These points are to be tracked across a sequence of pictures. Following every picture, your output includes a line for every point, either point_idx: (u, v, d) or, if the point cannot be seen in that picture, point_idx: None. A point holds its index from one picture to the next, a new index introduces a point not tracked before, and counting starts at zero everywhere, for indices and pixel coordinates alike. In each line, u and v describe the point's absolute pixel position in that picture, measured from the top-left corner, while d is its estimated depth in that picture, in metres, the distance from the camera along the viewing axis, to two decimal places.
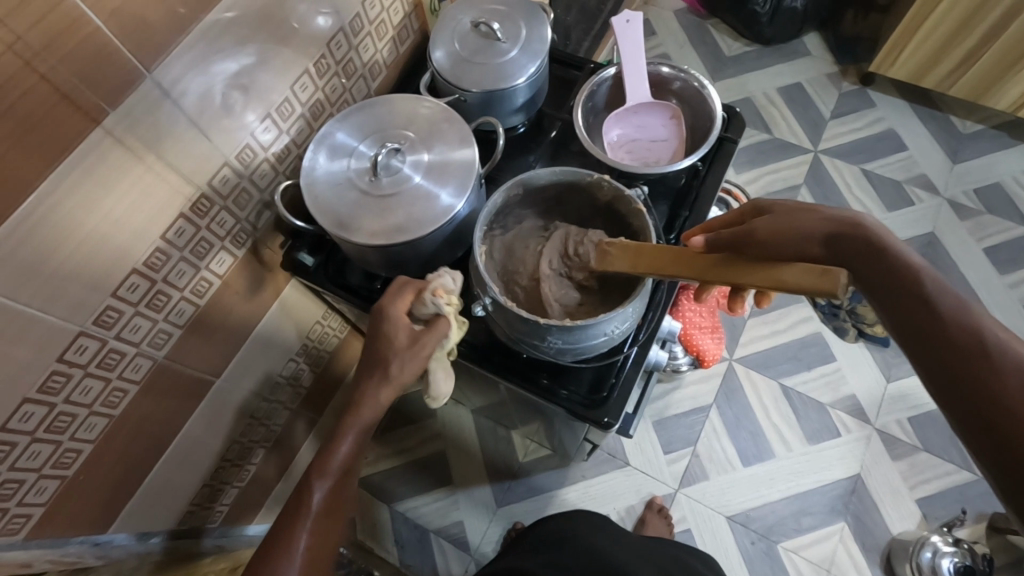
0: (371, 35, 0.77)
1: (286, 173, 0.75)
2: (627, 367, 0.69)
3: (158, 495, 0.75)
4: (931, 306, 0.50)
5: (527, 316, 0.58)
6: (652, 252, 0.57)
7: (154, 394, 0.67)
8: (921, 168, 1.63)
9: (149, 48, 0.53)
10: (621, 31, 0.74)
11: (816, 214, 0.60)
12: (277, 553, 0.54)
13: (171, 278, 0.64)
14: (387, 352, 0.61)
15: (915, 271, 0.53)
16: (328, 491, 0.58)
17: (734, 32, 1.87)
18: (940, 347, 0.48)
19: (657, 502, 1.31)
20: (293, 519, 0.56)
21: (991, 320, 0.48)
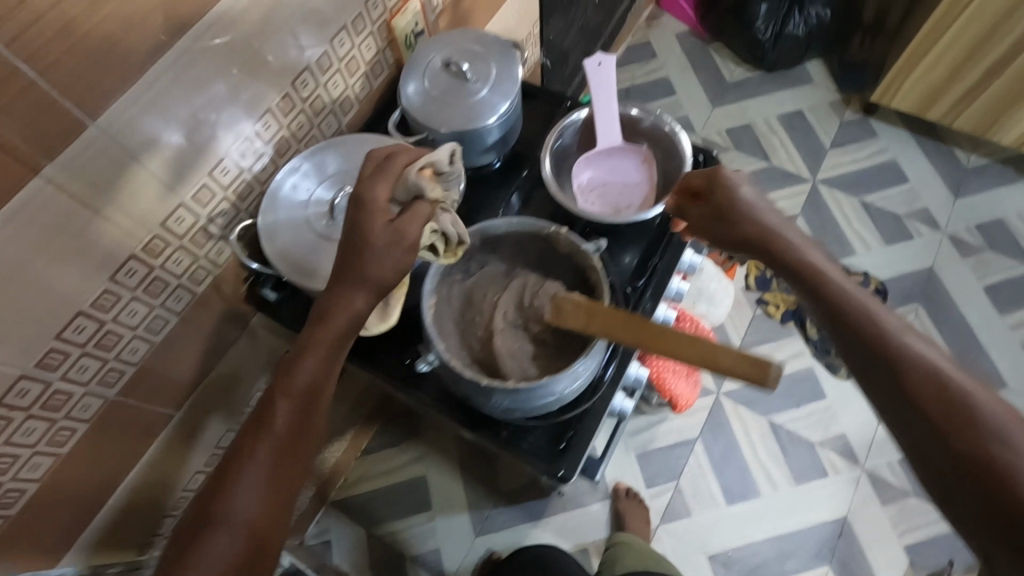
0: (341, 71, 0.75)
1: (249, 210, 0.74)
2: (588, 419, 0.67)
3: (118, 518, 0.73)
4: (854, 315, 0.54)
5: (470, 375, 0.57)
6: (602, 314, 0.54)
7: (107, 429, 0.66)
8: (923, 202, 1.59)
9: (94, 95, 0.52)
10: (593, 74, 0.73)
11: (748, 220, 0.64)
12: (230, 475, 0.49)
13: (123, 317, 0.63)
14: (361, 248, 0.55)
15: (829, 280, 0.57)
16: (291, 411, 0.53)
17: (736, 57, 1.85)
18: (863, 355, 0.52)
19: (621, 488, 1.34)
20: (251, 439, 0.51)
21: (900, 328, 0.52)
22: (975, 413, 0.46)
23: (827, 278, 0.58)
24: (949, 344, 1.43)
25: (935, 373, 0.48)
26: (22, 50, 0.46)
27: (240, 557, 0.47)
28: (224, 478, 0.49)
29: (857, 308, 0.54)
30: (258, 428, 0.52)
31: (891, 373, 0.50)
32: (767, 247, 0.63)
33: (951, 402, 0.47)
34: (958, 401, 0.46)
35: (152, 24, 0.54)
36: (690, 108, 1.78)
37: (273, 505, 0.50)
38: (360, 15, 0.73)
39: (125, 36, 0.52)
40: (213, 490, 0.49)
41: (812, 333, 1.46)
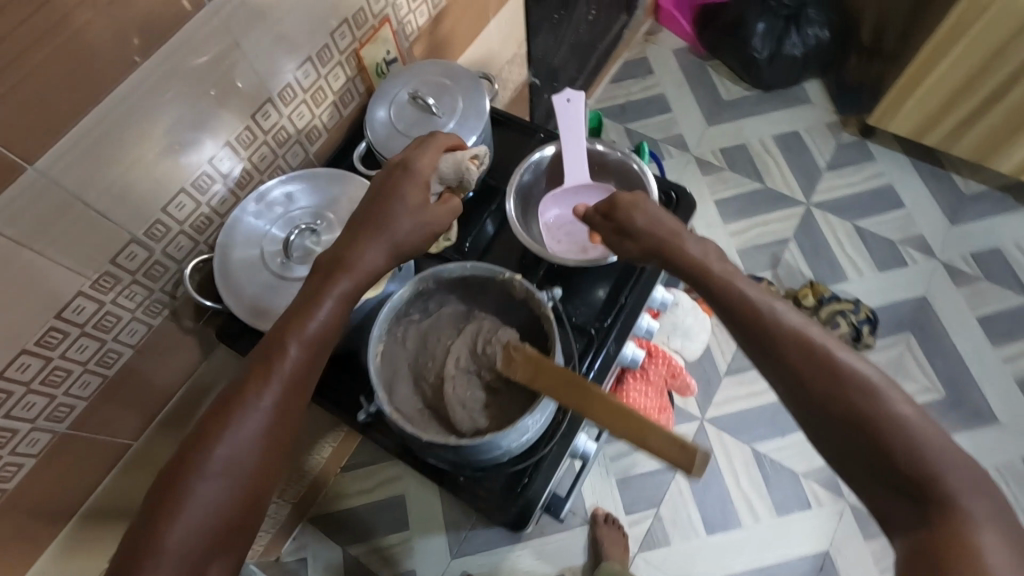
0: (307, 102, 0.73)
1: (208, 243, 0.70)
2: (544, 466, 0.64)
3: (75, 542, 0.72)
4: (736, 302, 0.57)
5: (411, 428, 0.55)
6: (548, 369, 0.52)
7: (56, 463, 0.65)
8: (918, 228, 1.57)
9: (32, 138, 0.49)
10: (562, 110, 0.73)
11: (647, 227, 0.65)
12: (231, 414, 0.51)
13: (71, 353, 0.61)
14: (392, 206, 0.60)
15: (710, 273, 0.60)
16: (298, 361, 0.54)
17: (733, 75, 1.83)
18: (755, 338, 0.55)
19: (600, 513, 1.31)
20: (255, 384, 0.52)
21: (770, 307, 0.56)
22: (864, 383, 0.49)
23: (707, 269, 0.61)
24: (940, 377, 1.40)
25: (804, 340, 0.53)
26: None
27: (228, 496, 0.49)
28: (225, 417, 0.50)
29: (750, 301, 0.57)
30: (263, 375, 0.52)
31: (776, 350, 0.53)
32: (664, 255, 0.64)
33: (843, 378, 0.49)
34: (845, 374, 0.50)
35: (104, 59, 0.51)
36: (685, 127, 1.76)
37: (271, 445, 0.51)
38: (326, 46, 0.71)
39: (74, 72, 0.49)
40: (211, 428, 0.50)
41: None
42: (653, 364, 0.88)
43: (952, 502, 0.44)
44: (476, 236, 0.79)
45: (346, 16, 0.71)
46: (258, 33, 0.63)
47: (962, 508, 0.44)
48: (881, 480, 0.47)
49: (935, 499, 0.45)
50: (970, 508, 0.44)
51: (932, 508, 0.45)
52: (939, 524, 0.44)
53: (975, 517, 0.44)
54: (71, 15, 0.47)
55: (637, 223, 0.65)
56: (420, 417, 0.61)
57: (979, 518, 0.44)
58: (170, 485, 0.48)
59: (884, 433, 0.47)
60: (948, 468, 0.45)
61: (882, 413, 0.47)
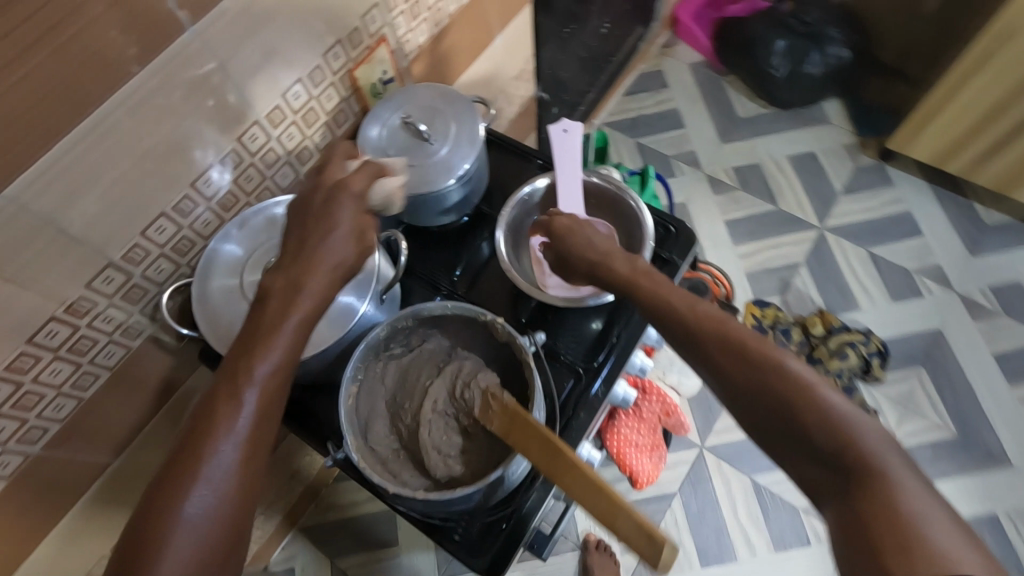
0: (297, 123, 0.72)
1: (190, 265, 0.69)
2: (520, 518, 0.60)
3: (47, 564, 0.71)
4: (662, 306, 0.57)
5: (377, 480, 0.53)
6: (525, 430, 0.49)
7: (29, 485, 0.64)
8: (935, 258, 1.51)
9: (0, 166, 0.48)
10: (557, 139, 0.74)
11: (581, 247, 0.65)
12: (203, 449, 0.44)
13: (44, 377, 0.59)
14: (324, 226, 0.54)
15: (638, 279, 0.60)
16: (268, 377, 0.47)
17: (750, 91, 1.78)
18: (683, 338, 0.54)
19: (592, 540, 1.28)
20: (224, 409, 0.45)
21: (696, 303, 0.55)
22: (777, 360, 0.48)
23: (634, 278, 0.60)
24: (952, 415, 1.35)
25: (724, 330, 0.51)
26: None
27: (211, 546, 0.42)
28: (194, 455, 0.43)
29: (675, 295, 0.57)
30: (232, 398, 0.46)
31: (700, 345, 0.52)
32: (599, 271, 0.63)
33: (762, 359, 0.48)
34: (762, 354, 0.48)
35: (79, 82, 0.50)
36: (698, 143, 1.72)
37: (242, 490, 0.44)
38: (318, 66, 0.70)
39: (46, 97, 0.48)
40: (182, 468, 0.43)
41: None
42: (647, 401, 0.86)
43: (875, 468, 0.41)
44: (468, 261, 0.77)
45: (340, 36, 0.71)
46: (243, 54, 0.62)
47: (888, 475, 0.41)
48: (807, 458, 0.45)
49: (858, 469, 0.42)
50: (897, 475, 0.41)
51: (856, 479, 0.42)
52: (864, 494, 0.41)
53: (904, 483, 0.40)
54: (43, 39, 0.46)
55: (573, 245, 0.66)
56: (394, 460, 0.59)
57: (909, 484, 0.40)
58: (142, 543, 0.40)
59: (802, 407, 0.45)
60: (868, 434, 0.43)
61: (799, 388, 0.46)
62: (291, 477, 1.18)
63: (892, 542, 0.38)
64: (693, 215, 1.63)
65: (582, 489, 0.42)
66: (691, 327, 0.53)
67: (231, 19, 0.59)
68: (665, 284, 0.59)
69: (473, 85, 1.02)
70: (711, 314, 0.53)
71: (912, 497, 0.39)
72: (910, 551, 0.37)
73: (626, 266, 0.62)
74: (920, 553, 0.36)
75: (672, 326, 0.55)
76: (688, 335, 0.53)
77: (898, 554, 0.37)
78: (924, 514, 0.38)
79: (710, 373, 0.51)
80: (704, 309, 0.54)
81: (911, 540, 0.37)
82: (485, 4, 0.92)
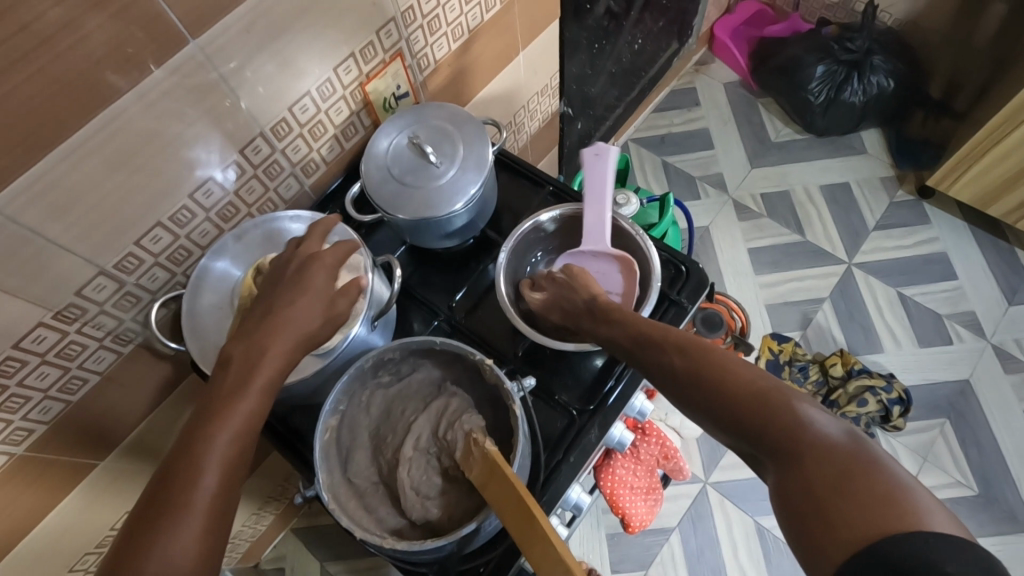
0: (304, 136, 0.71)
1: (186, 273, 0.69)
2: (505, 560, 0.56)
3: (27, 559, 0.71)
4: (612, 331, 0.60)
5: (347, 524, 0.51)
6: (497, 484, 0.47)
7: (15, 483, 0.64)
8: (969, 304, 1.44)
9: None
10: (589, 163, 0.72)
11: (547, 293, 0.69)
12: (163, 519, 0.42)
13: (30, 380, 0.59)
14: (292, 292, 0.54)
15: (594, 307, 0.63)
16: (233, 438, 0.46)
17: (785, 115, 1.73)
18: (632, 358, 0.57)
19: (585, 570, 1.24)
20: (185, 477, 0.44)
21: (635, 319, 0.58)
22: (701, 365, 0.50)
23: (590, 309, 0.64)
24: (974, 471, 1.28)
25: (657, 346, 0.54)
26: None
27: None
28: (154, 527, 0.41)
29: (618, 323, 0.60)
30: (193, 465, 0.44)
31: (645, 365, 0.55)
32: (565, 312, 0.67)
33: (686, 369, 0.50)
34: (685, 363, 0.51)
35: (75, 92, 0.49)
36: (726, 166, 1.67)
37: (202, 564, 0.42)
38: (329, 80, 0.69)
39: (41, 103, 0.47)
40: (140, 541, 0.41)
41: None
42: (646, 443, 0.83)
43: (796, 439, 0.42)
44: (472, 285, 0.75)
45: (353, 49, 0.69)
46: (251, 67, 0.61)
47: (807, 440, 0.41)
48: (748, 453, 0.46)
49: (784, 446, 0.42)
50: (814, 435, 0.41)
51: (782, 456, 0.42)
52: (789, 470, 0.41)
53: (826, 437, 0.41)
54: (39, 50, 0.45)
55: (552, 306, 0.68)
56: (371, 497, 0.56)
57: (830, 443, 0.41)
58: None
59: (725, 405, 0.47)
60: (782, 409, 0.44)
61: (719, 387, 0.47)
62: (286, 481, 1.17)
63: (818, 507, 0.38)
64: (715, 241, 1.58)
65: (545, 557, 0.41)
66: (634, 354, 0.57)
67: (240, 32, 0.58)
68: (613, 307, 0.62)
69: (492, 100, 1.00)
70: (650, 326, 0.56)
71: (834, 454, 0.40)
72: (840, 514, 0.37)
73: (585, 306, 0.65)
74: (847, 514, 0.37)
75: (624, 351, 0.58)
76: (635, 356, 0.56)
77: (829, 519, 0.37)
78: (847, 464, 0.39)
79: (662, 392, 0.53)
80: (638, 331, 0.57)
81: (836, 502, 0.38)
82: (510, 21, 0.90)
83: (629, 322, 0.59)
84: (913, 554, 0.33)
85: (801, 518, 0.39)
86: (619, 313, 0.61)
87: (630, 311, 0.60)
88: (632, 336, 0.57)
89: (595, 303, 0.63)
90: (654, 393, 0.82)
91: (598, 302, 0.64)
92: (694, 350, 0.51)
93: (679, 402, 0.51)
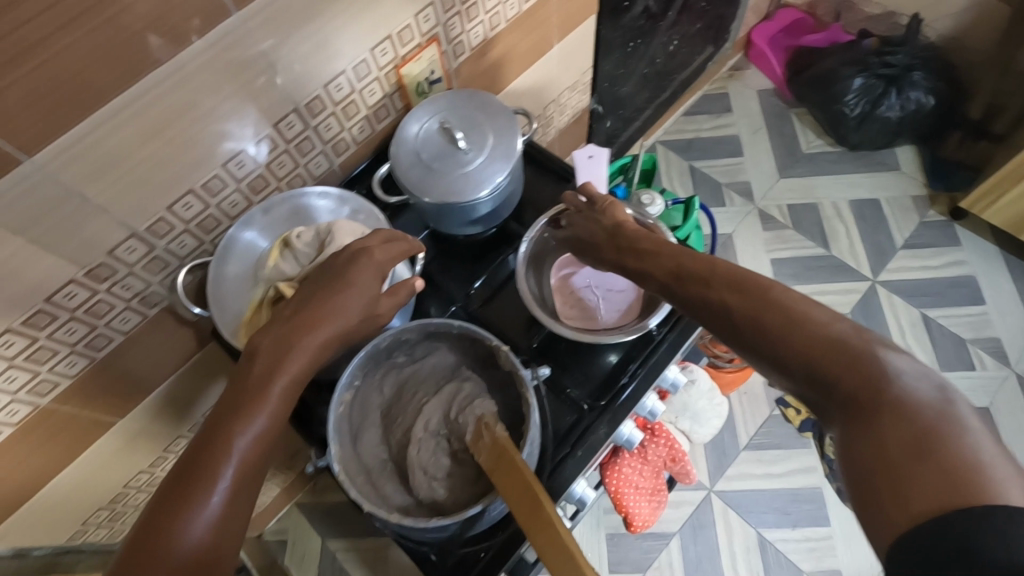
0: (336, 115, 0.72)
1: (213, 243, 0.70)
2: (507, 545, 0.57)
3: (42, 509, 0.73)
4: (656, 265, 0.55)
5: (355, 496, 0.52)
6: (511, 474, 0.46)
7: (37, 434, 0.66)
8: (994, 330, 1.41)
9: (34, 133, 0.49)
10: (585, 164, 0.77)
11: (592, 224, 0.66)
12: (210, 465, 0.44)
13: (59, 335, 0.61)
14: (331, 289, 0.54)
15: (636, 246, 0.59)
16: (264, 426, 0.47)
17: (818, 127, 1.70)
18: (677, 291, 0.52)
19: None
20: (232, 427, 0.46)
21: (688, 254, 0.54)
22: (762, 304, 0.45)
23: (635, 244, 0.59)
24: None
25: (707, 281, 0.50)
26: None
27: None
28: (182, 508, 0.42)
29: (657, 258, 0.56)
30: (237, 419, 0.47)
31: (692, 299, 0.50)
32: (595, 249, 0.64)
33: (742, 307, 0.45)
34: (741, 303, 0.46)
35: (123, 56, 0.50)
36: (753, 174, 1.65)
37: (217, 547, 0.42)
38: (364, 60, 0.70)
39: (83, 63, 0.48)
40: (187, 485, 0.43)
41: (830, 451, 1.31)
42: (654, 444, 0.83)
43: (877, 394, 0.38)
44: (491, 273, 0.75)
45: (390, 32, 0.70)
46: (289, 44, 0.62)
47: (887, 397, 0.38)
48: (808, 399, 0.43)
49: (858, 397, 0.39)
50: (900, 392, 0.37)
51: (852, 408, 0.39)
52: (859, 420, 0.38)
53: (911, 394, 0.37)
54: (89, 12, 0.46)
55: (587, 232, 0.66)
56: (381, 476, 0.57)
57: (916, 401, 0.37)
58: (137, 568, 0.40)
59: (789, 348, 0.42)
60: (856, 354, 0.40)
61: (779, 326, 0.43)
62: (294, 458, 1.18)
63: (886, 466, 0.35)
64: (738, 248, 1.56)
65: (548, 548, 0.41)
66: (677, 292, 0.52)
67: (281, 8, 0.58)
68: (656, 247, 0.57)
69: (523, 93, 1.00)
70: (702, 263, 0.51)
71: (916, 413, 0.36)
72: (907, 473, 0.34)
73: (625, 242, 0.61)
74: (917, 481, 0.34)
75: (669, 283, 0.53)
76: (681, 289, 0.52)
77: (895, 477, 0.35)
78: (930, 426, 0.35)
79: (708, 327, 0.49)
80: (682, 267, 0.53)
81: (910, 467, 0.34)
82: (546, 13, 0.90)
83: (677, 259, 0.54)
84: (990, 531, 0.30)
85: (862, 468, 0.37)
86: (661, 251, 0.56)
87: (668, 246, 0.56)
88: (678, 271, 0.53)
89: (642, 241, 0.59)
90: (667, 394, 0.81)
91: (625, 233, 0.61)
92: (751, 286, 0.46)
93: (728, 337, 0.47)
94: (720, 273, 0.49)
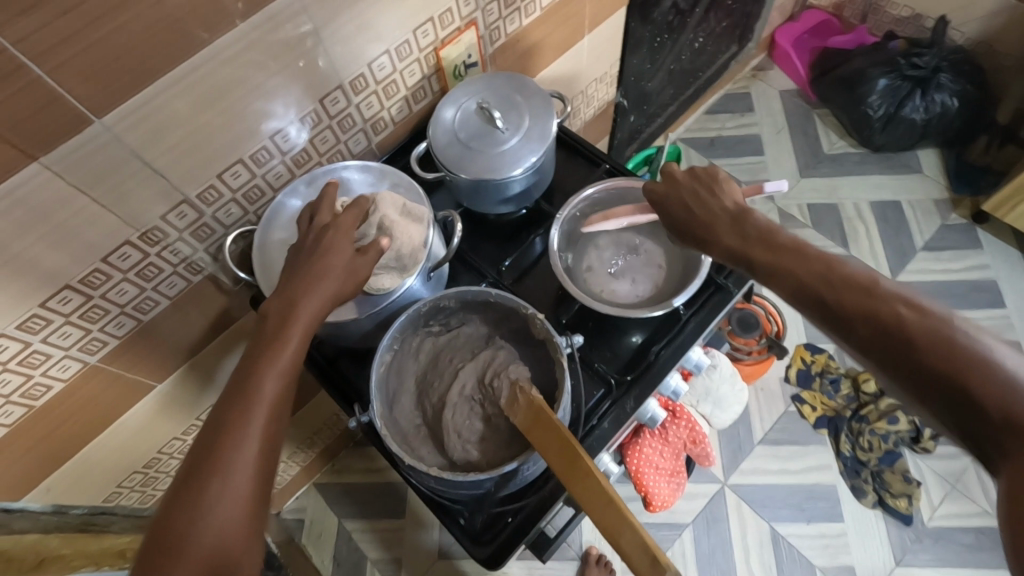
0: (377, 94, 0.75)
1: (256, 213, 0.73)
2: (537, 507, 0.59)
3: (83, 466, 0.76)
4: (794, 265, 0.51)
5: (394, 449, 0.54)
6: (549, 431, 0.48)
7: (85, 391, 0.68)
8: (1015, 335, 1.41)
9: (104, 96, 0.51)
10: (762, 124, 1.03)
11: (706, 211, 0.60)
12: (217, 460, 0.43)
13: (111, 295, 0.64)
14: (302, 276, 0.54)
15: (772, 241, 0.54)
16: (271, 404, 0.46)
17: (841, 128, 1.70)
18: (822, 296, 0.48)
19: (593, 554, 1.18)
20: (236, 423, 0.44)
21: (839, 260, 0.49)
22: (934, 332, 0.41)
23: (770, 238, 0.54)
24: None
25: (866, 293, 0.45)
26: (31, 49, 0.45)
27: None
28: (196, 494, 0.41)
29: (802, 259, 0.51)
30: (257, 387, 0.46)
31: (841, 310, 0.46)
32: (708, 238, 0.59)
33: (920, 334, 0.41)
34: (913, 326, 0.42)
35: (188, 26, 0.53)
36: (775, 173, 1.66)
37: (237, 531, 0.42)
38: (407, 41, 0.72)
39: (152, 32, 0.51)
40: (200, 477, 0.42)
41: (845, 448, 1.32)
42: (675, 426, 0.85)
43: None
44: (522, 251, 0.77)
45: (432, 15, 0.72)
46: (340, 21, 0.64)
47: None
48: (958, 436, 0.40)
49: None
50: None
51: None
52: None
53: None
54: None
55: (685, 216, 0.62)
56: (415, 438, 0.59)
57: None
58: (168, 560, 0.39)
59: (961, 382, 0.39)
60: None
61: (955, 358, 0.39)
62: (317, 434, 1.21)
63: None
64: None
65: (585, 492, 0.45)
66: (828, 299, 0.47)
67: None
68: (794, 246, 0.52)
69: (553, 82, 1.02)
70: (858, 274, 0.47)
71: None
72: None
73: (756, 236, 0.55)
74: None
75: (812, 285, 0.49)
76: (828, 296, 0.47)
77: None
78: None
79: (855, 341, 0.45)
80: (833, 275, 0.48)
81: None
82: (580, 4, 0.92)
83: (824, 262, 0.49)
84: None
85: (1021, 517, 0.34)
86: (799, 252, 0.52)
87: (808, 248, 0.52)
88: (827, 276, 0.48)
89: (777, 236, 0.54)
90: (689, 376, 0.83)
91: (755, 224, 0.56)
92: (923, 310, 0.42)
93: (878, 355, 0.44)
94: (888, 291, 0.45)
